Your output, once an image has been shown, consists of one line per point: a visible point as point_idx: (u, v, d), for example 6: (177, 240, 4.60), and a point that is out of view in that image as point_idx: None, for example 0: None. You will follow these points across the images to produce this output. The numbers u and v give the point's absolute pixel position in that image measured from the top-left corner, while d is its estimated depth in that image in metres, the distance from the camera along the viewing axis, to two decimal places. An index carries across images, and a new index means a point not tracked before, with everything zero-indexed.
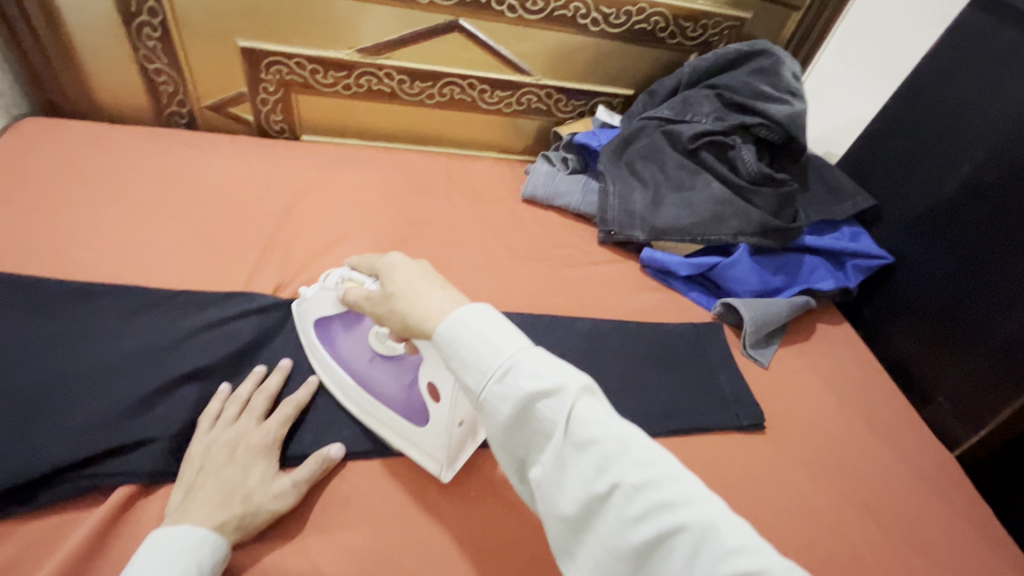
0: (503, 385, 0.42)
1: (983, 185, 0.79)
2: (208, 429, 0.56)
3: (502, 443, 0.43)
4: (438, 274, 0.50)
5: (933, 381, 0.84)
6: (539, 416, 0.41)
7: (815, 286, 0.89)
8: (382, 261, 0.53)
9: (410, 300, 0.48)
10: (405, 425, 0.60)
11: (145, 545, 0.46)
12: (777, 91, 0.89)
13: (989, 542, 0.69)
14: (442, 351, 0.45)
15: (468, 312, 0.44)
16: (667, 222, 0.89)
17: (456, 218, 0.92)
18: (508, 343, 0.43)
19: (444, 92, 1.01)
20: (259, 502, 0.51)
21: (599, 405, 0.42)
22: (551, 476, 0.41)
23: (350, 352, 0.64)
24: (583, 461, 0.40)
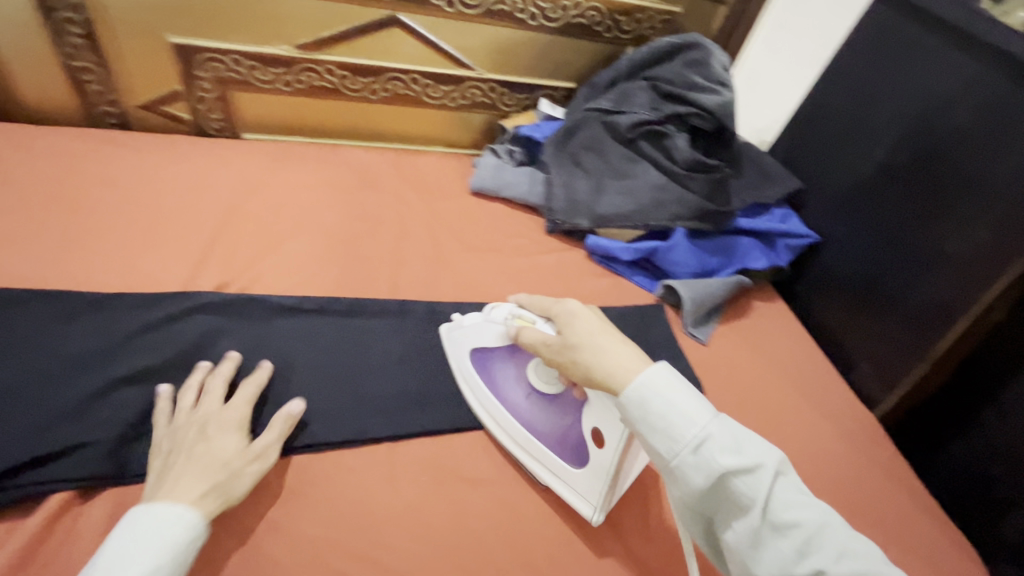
0: (699, 456, 0.45)
1: (896, 165, 0.85)
2: (167, 423, 0.56)
3: (689, 505, 0.47)
4: (617, 329, 0.55)
5: (857, 349, 0.90)
6: (735, 491, 0.44)
7: (749, 265, 0.94)
8: (563, 309, 0.59)
9: (598, 355, 0.53)
10: (560, 464, 0.62)
11: (119, 531, 0.45)
12: (708, 81, 0.93)
13: (907, 491, 0.76)
14: (629, 410, 0.49)
15: (658, 375, 0.49)
16: (609, 209, 0.93)
17: (405, 212, 0.93)
18: (699, 414, 0.46)
19: (388, 88, 1.01)
20: (240, 468, 0.52)
21: (794, 486, 0.45)
22: (745, 546, 0.44)
23: (511, 387, 0.67)
24: (783, 543, 0.42)
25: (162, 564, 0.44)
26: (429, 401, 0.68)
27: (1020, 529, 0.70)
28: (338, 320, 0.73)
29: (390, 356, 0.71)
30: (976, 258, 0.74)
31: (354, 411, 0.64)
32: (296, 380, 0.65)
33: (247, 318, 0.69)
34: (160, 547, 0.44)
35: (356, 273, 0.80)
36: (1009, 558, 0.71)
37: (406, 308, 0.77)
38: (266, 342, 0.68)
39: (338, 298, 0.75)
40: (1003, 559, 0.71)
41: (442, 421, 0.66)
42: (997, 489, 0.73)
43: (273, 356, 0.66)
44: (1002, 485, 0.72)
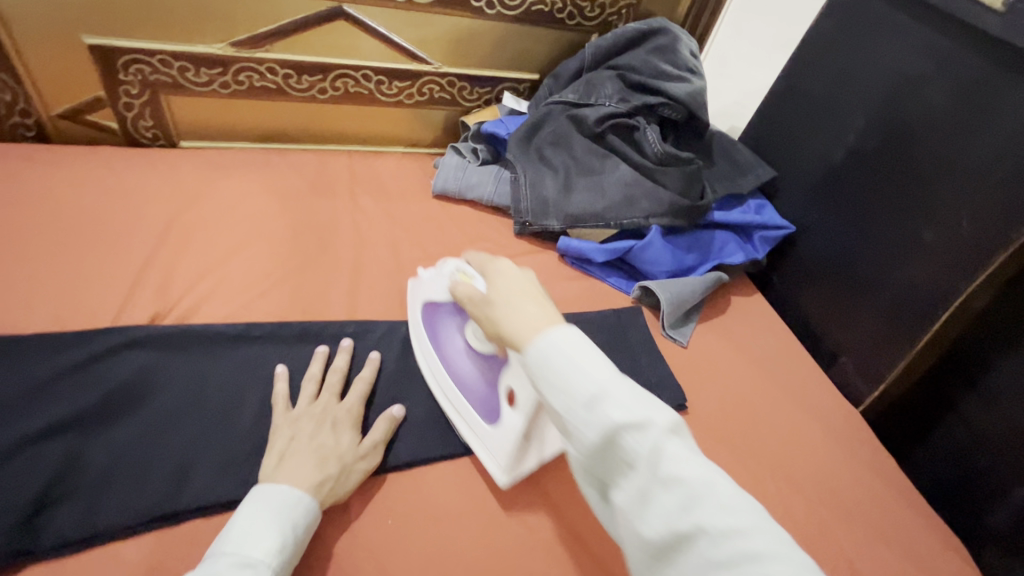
0: (589, 409, 0.43)
1: (869, 149, 0.82)
2: (286, 408, 0.59)
3: (584, 467, 0.44)
4: (538, 289, 0.53)
5: (837, 341, 0.88)
6: (624, 445, 0.41)
7: (726, 261, 0.91)
8: (494, 266, 0.57)
9: (509, 311, 0.51)
10: (477, 421, 0.62)
11: (246, 504, 0.49)
12: (676, 69, 0.90)
13: (896, 490, 0.73)
14: (529, 363, 0.47)
15: (559, 333, 0.46)
16: (580, 208, 0.88)
17: (363, 220, 0.86)
18: (594, 370, 0.44)
19: (337, 86, 0.94)
20: (350, 464, 0.56)
21: (688, 445, 0.42)
22: (634, 505, 0.41)
23: (449, 339, 0.67)
24: (668, 498, 0.39)
25: (287, 542, 0.48)
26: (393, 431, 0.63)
27: (1007, 520, 0.68)
28: (289, 347, 0.67)
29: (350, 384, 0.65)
30: (955, 245, 0.71)
31: None
32: (243, 421, 0.59)
33: (184, 352, 0.63)
34: (283, 528, 0.48)
35: (310, 292, 0.74)
36: (997, 550, 0.69)
37: (365, 329, 0.71)
38: (209, 378, 0.61)
39: (290, 321, 0.69)
40: (991, 550, 0.70)
41: (408, 452, 0.62)
42: (982, 479, 0.71)
43: (215, 394, 0.60)
44: (988, 477, 0.70)
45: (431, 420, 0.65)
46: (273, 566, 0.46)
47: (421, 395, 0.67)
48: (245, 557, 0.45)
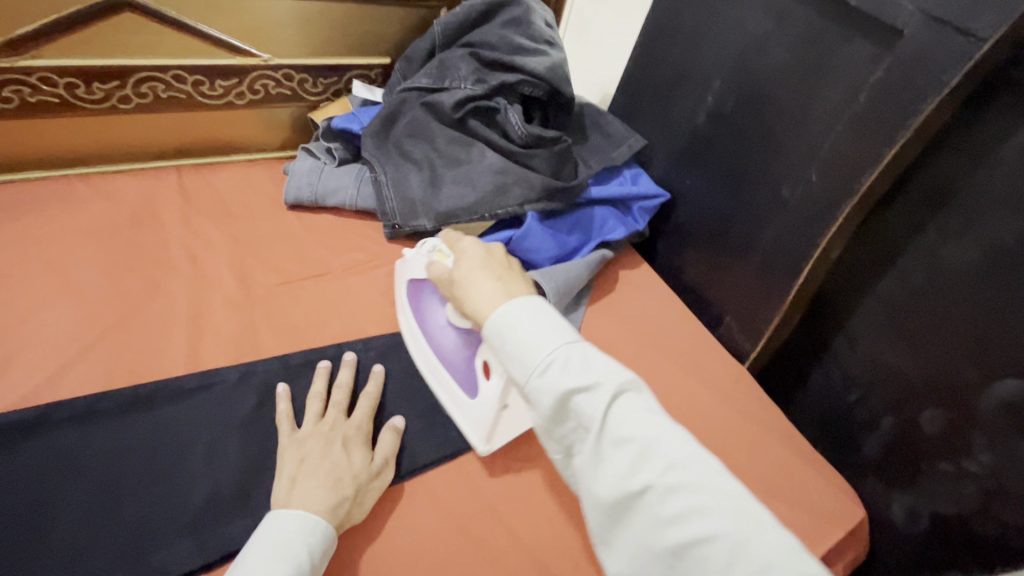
0: (543, 378, 0.46)
1: (726, 111, 0.82)
2: (292, 433, 0.58)
3: (547, 431, 0.47)
4: (502, 268, 0.57)
5: (722, 301, 0.89)
6: (577, 408, 0.44)
7: (608, 237, 0.88)
8: (462, 245, 0.61)
9: (472, 290, 0.55)
10: (456, 392, 0.65)
11: (261, 531, 0.49)
12: (533, 43, 0.84)
13: (783, 438, 0.77)
14: (491, 338, 0.50)
15: (517, 305, 0.50)
16: (449, 205, 0.81)
17: (201, 249, 0.75)
18: (549, 339, 0.47)
19: (143, 91, 0.81)
20: (365, 483, 0.55)
21: (638, 404, 0.45)
22: (589, 465, 0.44)
23: (433, 315, 0.70)
24: (619, 456, 0.43)
25: (301, 571, 0.46)
26: (256, 495, 0.55)
27: (881, 448, 0.72)
28: (112, 422, 0.57)
29: (199, 449, 0.57)
30: (811, 200, 0.73)
31: (151, 543, 0.51)
32: (57, 523, 0.50)
33: None
34: (297, 555, 0.47)
35: (137, 347, 0.64)
36: (873, 475, 0.74)
37: (211, 381, 0.62)
38: (6, 481, 0.51)
39: (112, 390, 0.59)
40: (871, 478, 0.74)
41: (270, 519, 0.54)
42: (859, 414, 0.75)
43: (16, 495, 0.51)
44: (863, 412, 0.74)
45: None
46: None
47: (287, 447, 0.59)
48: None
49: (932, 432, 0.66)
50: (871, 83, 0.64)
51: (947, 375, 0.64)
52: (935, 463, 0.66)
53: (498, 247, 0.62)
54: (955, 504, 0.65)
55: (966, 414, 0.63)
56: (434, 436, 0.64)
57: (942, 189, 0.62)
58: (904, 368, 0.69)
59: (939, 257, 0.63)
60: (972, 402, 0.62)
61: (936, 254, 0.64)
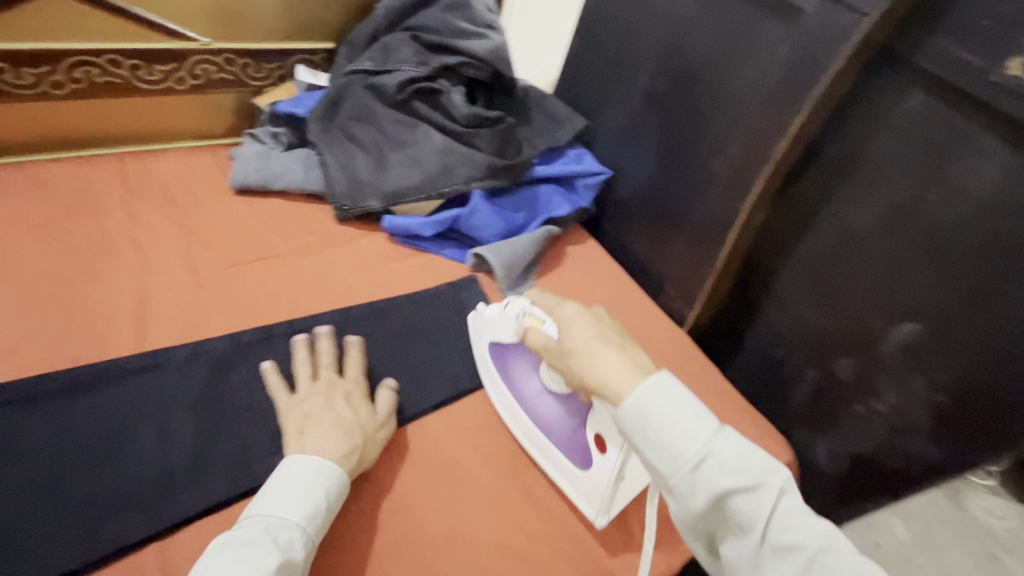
0: (698, 475, 0.45)
1: (659, 90, 0.87)
2: (289, 395, 0.61)
3: (693, 523, 0.47)
4: (616, 338, 0.56)
5: (662, 272, 0.94)
6: (733, 509, 0.45)
7: (554, 213, 0.92)
8: (566, 311, 0.60)
9: (595, 367, 0.54)
10: (564, 464, 0.63)
11: (276, 475, 0.53)
12: (474, 26, 0.87)
13: (718, 394, 0.82)
14: (629, 426, 0.49)
15: (658, 393, 0.48)
16: (396, 184, 0.84)
17: (145, 235, 0.75)
18: (700, 433, 0.46)
19: (76, 76, 0.80)
20: (372, 434, 0.60)
21: (795, 506, 0.44)
22: (746, 566, 0.45)
23: (525, 381, 0.68)
24: (780, 560, 0.43)
25: (320, 510, 0.51)
26: (208, 466, 0.57)
27: (804, 398, 0.79)
28: (57, 403, 0.57)
29: (149, 425, 0.58)
30: (736, 170, 0.77)
31: (103, 515, 0.52)
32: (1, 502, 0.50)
33: None
34: (316, 496, 0.52)
35: (82, 331, 0.64)
36: (798, 423, 0.80)
37: (158, 360, 0.62)
38: None
39: (54, 372, 0.59)
40: (798, 427, 0.81)
41: (223, 488, 0.56)
42: (785, 368, 0.81)
43: None
44: (788, 366, 0.81)
45: (252, 445, 0.59)
46: (306, 531, 0.50)
47: (238, 420, 0.61)
48: (282, 521, 0.49)
49: (845, 378, 0.73)
50: (782, 58, 0.70)
51: (857, 327, 0.71)
52: (849, 407, 0.73)
53: (600, 313, 0.61)
54: (867, 442, 0.72)
55: (873, 359, 0.69)
56: None
57: (847, 157, 0.68)
58: (821, 324, 0.75)
59: (847, 220, 0.69)
60: (878, 348, 0.68)
61: (844, 217, 0.70)
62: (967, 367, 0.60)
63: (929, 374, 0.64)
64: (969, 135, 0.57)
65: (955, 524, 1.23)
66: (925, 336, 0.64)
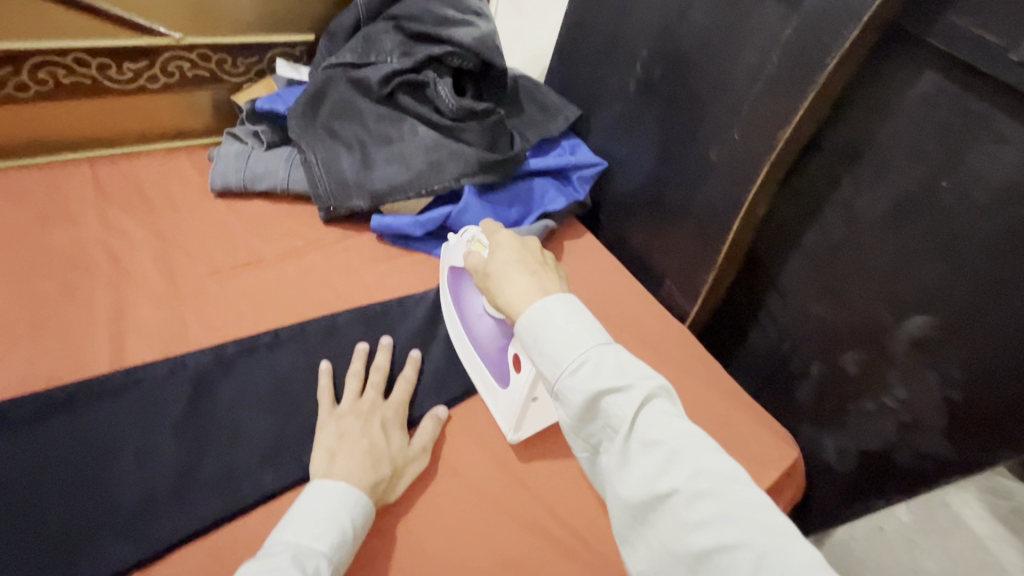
0: (574, 376, 0.44)
1: (653, 78, 0.83)
2: (332, 407, 0.61)
3: (573, 429, 0.45)
4: (536, 263, 0.54)
5: (662, 266, 0.91)
6: (605, 409, 0.42)
7: (549, 208, 0.89)
8: (498, 237, 0.59)
9: (506, 286, 0.53)
10: (489, 382, 0.67)
11: (303, 499, 0.52)
12: (460, 13, 0.83)
13: (723, 391, 0.80)
14: (524, 335, 0.48)
15: (552, 303, 0.48)
16: (383, 183, 0.80)
17: (121, 244, 0.72)
18: (584, 340, 0.45)
19: (42, 78, 0.76)
20: (401, 466, 0.58)
21: (668, 410, 0.42)
22: (614, 469, 0.42)
23: (472, 303, 0.70)
24: (645, 458, 0.40)
25: (345, 538, 0.50)
26: (192, 489, 0.54)
27: (810, 393, 0.77)
28: (31, 428, 0.54)
29: (130, 447, 0.55)
30: (735, 159, 0.74)
31: (80, 546, 0.49)
32: None
33: None
34: (342, 523, 0.50)
35: (55, 350, 0.61)
36: (805, 419, 0.78)
37: (138, 377, 0.60)
38: None
39: (28, 394, 0.56)
40: (805, 423, 0.78)
41: (209, 511, 0.53)
42: (790, 363, 0.79)
43: None
44: (793, 360, 0.78)
45: (238, 464, 0.57)
46: (332, 560, 0.48)
47: (223, 438, 0.58)
48: (309, 549, 0.48)
49: (853, 373, 0.70)
50: (782, 40, 0.66)
51: (866, 321, 0.68)
52: (858, 402, 0.71)
53: (536, 242, 0.59)
54: (876, 438, 0.69)
55: (883, 355, 0.67)
56: None
57: (855, 145, 0.65)
58: (828, 318, 0.72)
59: (855, 210, 0.66)
60: (888, 343, 0.66)
61: (851, 207, 0.67)
62: (982, 362, 0.57)
63: (942, 370, 0.61)
64: (987, 119, 0.54)
65: None
66: (938, 330, 0.61)
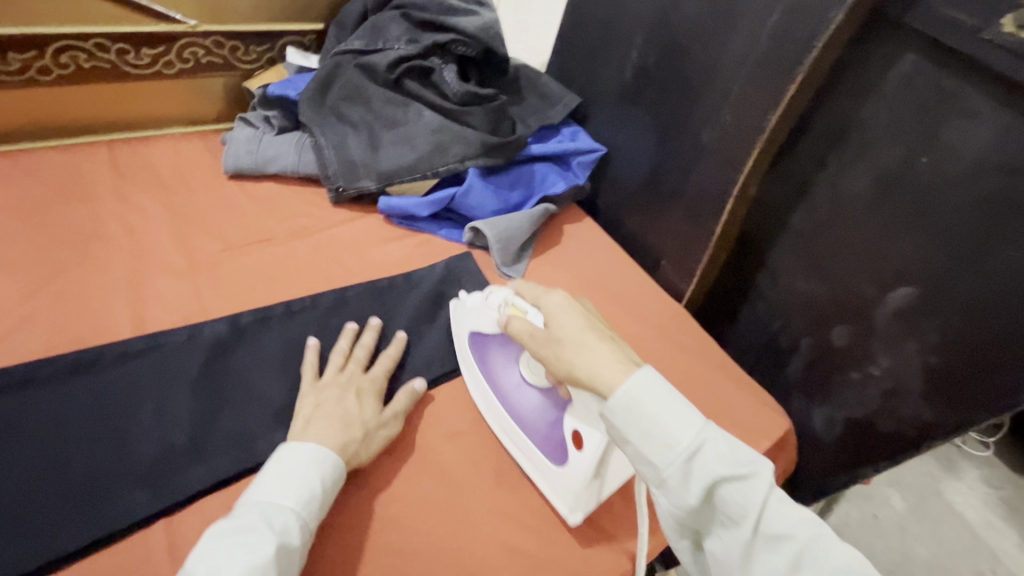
0: (691, 466, 0.45)
1: (649, 65, 0.86)
2: (314, 379, 0.63)
3: (681, 517, 0.47)
4: (603, 329, 0.56)
5: (658, 248, 0.94)
6: (728, 501, 0.44)
7: (550, 192, 0.92)
8: (554, 301, 0.59)
9: (580, 354, 0.54)
10: (539, 458, 0.63)
11: (272, 462, 0.54)
12: (464, 4, 0.88)
13: (716, 365, 0.83)
14: (618, 418, 0.48)
15: (646, 384, 0.49)
16: (390, 164, 0.83)
17: (137, 220, 0.75)
18: (691, 425, 0.46)
19: (63, 62, 0.79)
20: (373, 430, 0.59)
21: (784, 497, 0.45)
22: (737, 560, 0.45)
23: (505, 373, 0.68)
24: (775, 554, 0.43)
25: (315, 495, 0.52)
26: (211, 445, 0.57)
27: (800, 368, 0.80)
28: (58, 387, 0.57)
29: (151, 406, 0.58)
30: (727, 141, 0.77)
31: (106, 494, 0.52)
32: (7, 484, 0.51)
33: None
34: (311, 483, 0.52)
35: (76, 317, 0.64)
36: (796, 394, 0.81)
37: (157, 343, 0.63)
38: None
39: (55, 356, 0.59)
40: (795, 396, 0.82)
41: (227, 466, 0.56)
42: (780, 340, 0.82)
43: None
44: (784, 335, 0.81)
45: (253, 424, 0.60)
46: (301, 516, 0.50)
47: (239, 400, 0.61)
48: (277, 508, 0.50)
49: (841, 345, 0.73)
50: (771, 24, 0.69)
51: (850, 294, 0.71)
52: (845, 373, 0.74)
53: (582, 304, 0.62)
54: (862, 408, 0.72)
55: (867, 326, 0.70)
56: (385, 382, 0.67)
57: (838, 125, 0.68)
58: (815, 293, 0.76)
59: (840, 187, 0.70)
60: (873, 314, 0.69)
61: (836, 185, 0.70)
62: (960, 327, 0.61)
63: (922, 337, 0.64)
64: (959, 94, 0.58)
65: (951, 492, 1.25)
66: (918, 298, 0.64)
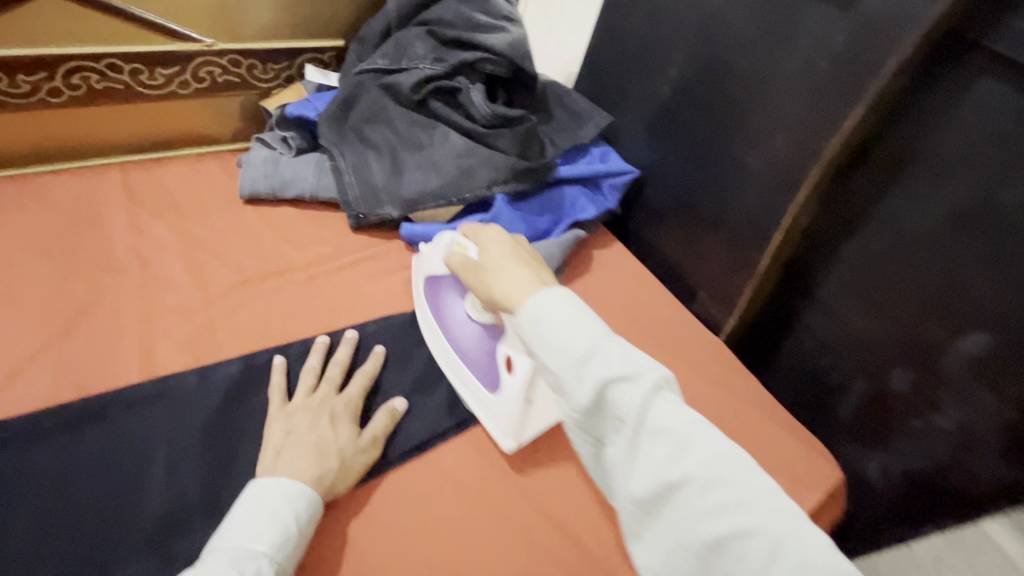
0: (584, 369, 0.42)
1: (687, 83, 0.81)
2: (283, 404, 0.58)
3: (579, 424, 0.43)
4: (527, 255, 0.54)
5: (694, 276, 0.89)
6: (615, 402, 0.41)
7: (580, 217, 0.87)
8: (486, 232, 0.57)
9: (498, 275, 0.51)
10: (477, 388, 0.64)
11: (242, 500, 0.49)
12: (493, 19, 0.82)
13: (760, 405, 0.77)
14: (523, 329, 0.46)
15: (550, 297, 0.46)
16: (413, 190, 0.79)
17: (148, 248, 0.71)
18: (588, 330, 0.43)
19: (74, 83, 0.76)
20: (351, 457, 0.55)
21: (674, 401, 0.42)
22: (624, 464, 0.41)
23: (451, 309, 0.68)
24: (656, 448, 0.40)
25: (289, 535, 0.47)
26: (223, 502, 0.53)
27: (853, 411, 0.74)
28: (61, 437, 0.53)
29: (160, 457, 0.54)
30: (777, 168, 0.72)
31: (110, 560, 0.48)
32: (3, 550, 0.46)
33: None
34: (284, 520, 0.47)
35: (83, 357, 0.60)
36: (848, 439, 0.75)
37: (168, 387, 0.59)
38: None
39: (60, 402, 0.56)
40: (846, 441, 0.76)
41: None
42: (830, 380, 0.76)
43: None
44: (833, 375, 0.75)
45: None
46: (275, 560, 0.46)
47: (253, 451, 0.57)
48: (247, 551, 0.45)
49: (901, 392, 0.68)
50: (827, 44, 0.64)
51: (913, 336, 0.65)
52: (904, 421, 0.68)
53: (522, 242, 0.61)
54: (926, 460, 0.66)
55: (933, 373, 0.64)
56: (409, 428, 0.62)
57: (904, 153, 0.62)
58: (871, 332, 0.70)
59: (902, 219, 0.64)
60: (940, 360, 0.63)
61: (899, 219, 0.64)
62: None
63: (1000, 390, 0.58)
64: None
65: None
66: (995, 348, 0.58)
